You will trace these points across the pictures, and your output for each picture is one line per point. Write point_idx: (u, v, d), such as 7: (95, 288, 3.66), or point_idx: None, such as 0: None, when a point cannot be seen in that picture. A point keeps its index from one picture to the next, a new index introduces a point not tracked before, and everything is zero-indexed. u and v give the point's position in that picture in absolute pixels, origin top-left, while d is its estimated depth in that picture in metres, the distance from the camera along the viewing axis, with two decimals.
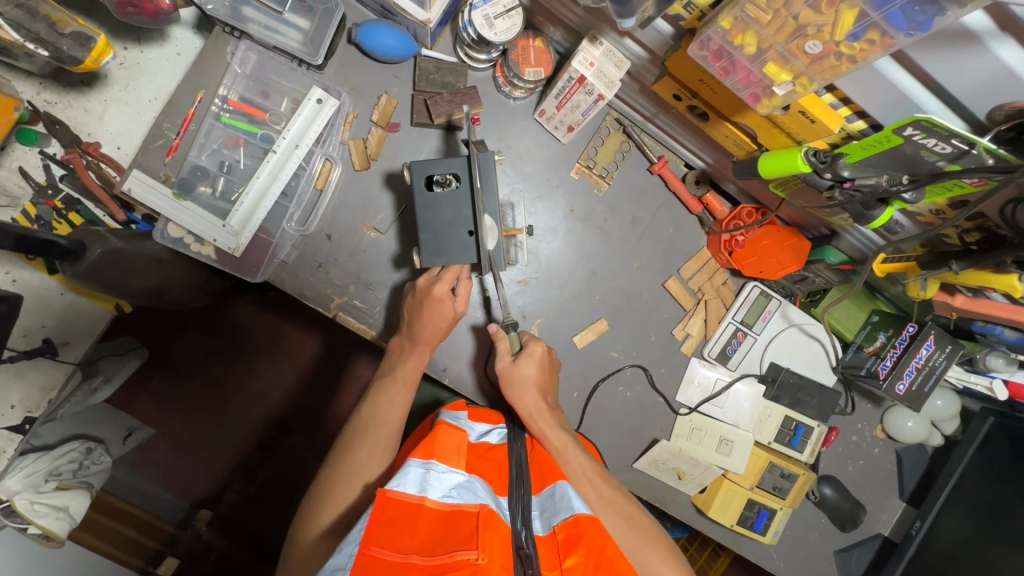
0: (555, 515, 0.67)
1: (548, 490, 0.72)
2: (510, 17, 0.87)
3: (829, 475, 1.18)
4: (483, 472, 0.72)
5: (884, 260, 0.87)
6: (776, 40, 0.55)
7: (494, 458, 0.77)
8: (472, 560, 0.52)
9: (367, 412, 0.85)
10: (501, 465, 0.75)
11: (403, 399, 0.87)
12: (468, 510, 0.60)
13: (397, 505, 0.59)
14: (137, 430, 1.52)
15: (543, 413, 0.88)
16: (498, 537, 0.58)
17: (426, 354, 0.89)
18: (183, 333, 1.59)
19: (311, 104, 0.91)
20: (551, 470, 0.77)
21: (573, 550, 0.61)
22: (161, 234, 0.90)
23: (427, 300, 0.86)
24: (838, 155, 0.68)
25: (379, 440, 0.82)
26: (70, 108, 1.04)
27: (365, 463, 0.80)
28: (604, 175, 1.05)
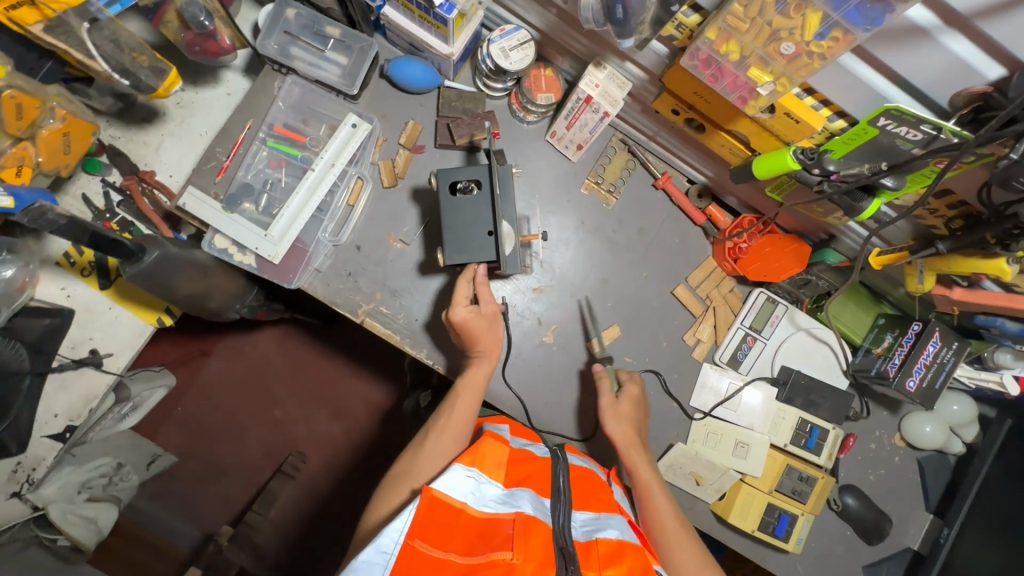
0: (596, 531, 0.69)
1: (590, 511, 0.73)
2: (524, 49, 0.99)
3: (850, 484, 1.17)
4: (525, 476, 0.74)
5: (880, 253, 0.91)
6: (756, 46, 0.64)
7: (535, 465, 0.78)
8: (507, 559, 0.57)
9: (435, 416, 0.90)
10: (543, 472, 0.76)
11: (467, 405, 0.91)
12: (505, 517, 0.64)
13: (439, 505, 0.65)
14: (160, 457, 1.56)
15: (634, 445, 0.97)
16: (539, 538, 0.62)
17: (486, 366, 0.95)
18: (211, 363, 1.67)
19: (347, 128, 1.02)
20: (593, 494, 0.79)
21: (614, 564, 0.63)
22: (209, 244, 1.00)
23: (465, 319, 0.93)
24: (824, 151, 0.76)
25: (443, 441, 0.87)
26: (131, 142, 1.19)
27: (428, 462, 0.85)
28: (612, 190, 1.13)
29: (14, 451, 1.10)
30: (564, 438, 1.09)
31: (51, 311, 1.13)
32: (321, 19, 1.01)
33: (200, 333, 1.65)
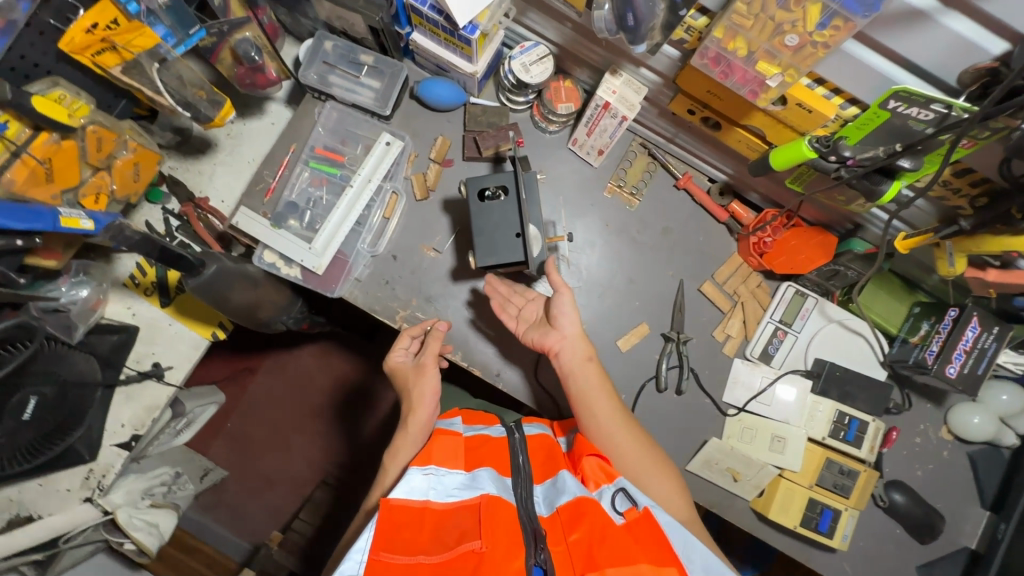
0: (556, 497, 0.75)
1: (547, 479, 0.80)
2: (544, 63, 1.05)
3: (897, 480, 1.14)
4: (484, 459, 0.81)
5: (905, 237, 0.90)
6: (761, 40, 0.67)
7: (493, 447, 0.84)
8: (475, 549, 0.66)
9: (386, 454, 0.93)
10: (500, 450, 0.83)
11: (430, 378, 0.96)
12: (469, 504, 0.72)
13: (405, 510, 0.71)
14: (213, 470, 1.65)
15: (578, 334, 0.98)
16: (502, 520, 0.70)
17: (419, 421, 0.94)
18: (257, 380, 1.75)
19: (381, 146, 1.09)
20: (551, 455, 0.85)
21: (576, 526, 0.71)
22: (259, 259, 1.09)
23: (400, 367, 1.01)
24: (838, 138, 0.78)
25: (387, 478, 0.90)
26: (188, 172, 1.31)
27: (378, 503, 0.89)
28: (634, 192, 1.17)
29: (88, 458, 1.18)
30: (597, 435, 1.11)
31: (119, 328, 1.22)
32: (356, 48, 1.09)
33: (246, 351, 1.73)
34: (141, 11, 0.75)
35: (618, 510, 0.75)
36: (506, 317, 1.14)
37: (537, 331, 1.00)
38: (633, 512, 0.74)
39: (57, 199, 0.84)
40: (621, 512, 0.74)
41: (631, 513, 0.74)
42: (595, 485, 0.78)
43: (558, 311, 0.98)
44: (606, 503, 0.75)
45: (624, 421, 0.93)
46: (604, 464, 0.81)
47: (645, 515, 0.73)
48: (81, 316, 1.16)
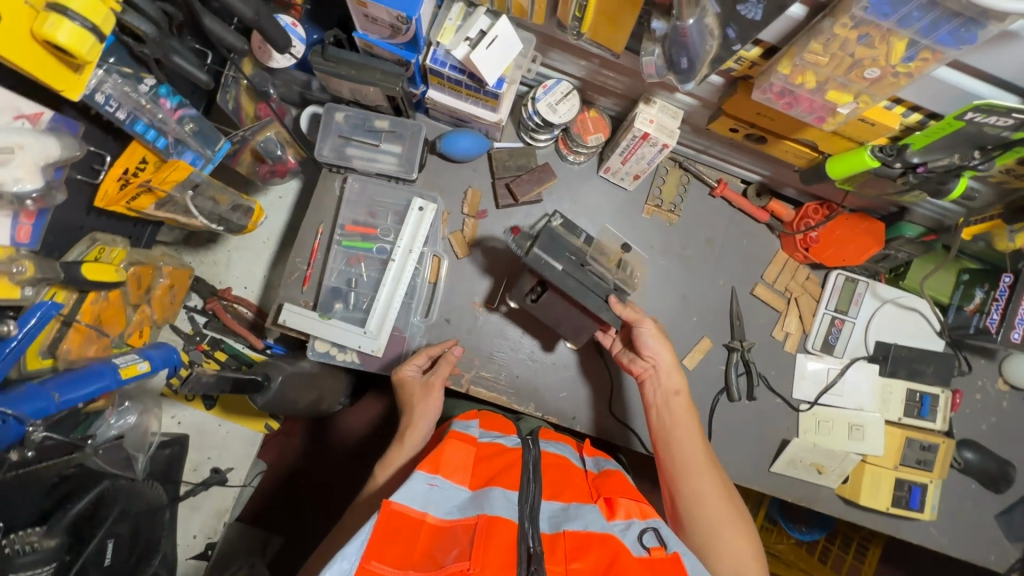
0: (565, 521, 0.70)
1: (561, 503, 0.75)
2: (569, 99, 1.01)
3: (966, 439, 1.18)
4: (496, 473, 0.76)
5: (968, 225, 0.93)
6: (835, 74, 0.65)
7: (507, 459, 0.80)
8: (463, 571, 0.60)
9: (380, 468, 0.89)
10: (513, 464, 0.78)
11: (433, 399, 0.95)
12: (468, 521, 0.67)
13: (397, 519, 0.65)
14: None
15: (668, 367, 0.97)
16: (504, 537, 0.65)
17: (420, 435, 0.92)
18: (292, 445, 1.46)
19: (415, 212, 1.05)
20: (568, 483, 0.80)
21: (580, 556, 0.65)
22: (313, 351, 1.04)
23: (408, 383, 0.99)
24: (903, 146, 0.77)
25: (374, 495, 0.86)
26: (204, 265, 1.25)
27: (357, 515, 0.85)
28: (673, 209, 1.15)
29: None
30: None
31: (170, 440, 1.17)
32: (369, 115, 1.03)
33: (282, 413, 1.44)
34: (170, 144, 0.76)
35: (644, 545, 0.70)
36: (570, 358, 1.12)
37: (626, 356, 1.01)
38: (659, 552, 0.69)
39: (108, 347, 0.82)
40: (646, 547, 0.70)
41: (656, 552, 0.69)
42: (625, 517, 0.74)
43: (651, 345, 0.96)
44: (630, 539, 0.70)
45: (713, 458, 0.89)
46: (640, 507, 0.77)
47: (673, 560, 0.68)
48: (137, 445, 1.07)
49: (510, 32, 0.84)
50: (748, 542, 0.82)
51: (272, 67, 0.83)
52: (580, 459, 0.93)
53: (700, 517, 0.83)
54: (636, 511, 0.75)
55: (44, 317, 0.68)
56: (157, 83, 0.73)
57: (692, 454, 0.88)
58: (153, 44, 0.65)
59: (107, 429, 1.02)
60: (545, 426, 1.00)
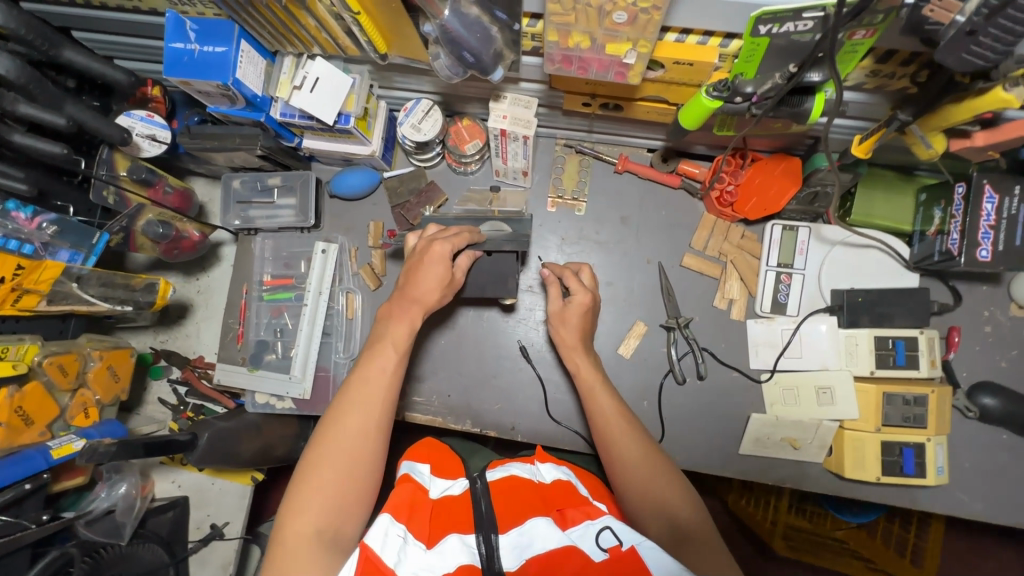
0: (526, 548, 0.69)
1: (516, 526, 0.71)
2: (431, 115, 1.01)
3: (981, 382, 0.99)
4: (447, 518, 0.73)
5: (861, 139, 0.76)
6: (596, 28, 0.62)
7: (453, 503, 0.76)
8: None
9: (355, 388, 0.82)
10: (463, 501, 0.76)
11: (402, 330, 0.86)
12: None
13: (373, 571, 0.63)
14: None
15: (577, 349, 0.96)
16: None
17: (416, 317, 0.86)
18: None
19: (319, 255, 1.09)
20: (521, 498, 0.76)
21: None
22: (253, 405, 1.12)
23: (436, 259, 0.85)
24: (734, 78, 0.70)
25: (368, 414, 0.80)
26: (177, 339, 1.38)
27: (353, 444, 0.77)
28: (578, 196, 1.10)
29: None
30: None
31: (170, 504, 1.28)
32: (261, 175, 1.10)
33: None
34: (38, 247, 0.78)
35: (601, 548, 0.68)
36: (500, 367, 1.10)
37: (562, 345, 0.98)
38: (618, 549, 0.67)
39: (46, 433, 0.89)
40: (605, 548, 0.68)
41: (615, 552, 0.67)
42: (579, 523, 0.72)
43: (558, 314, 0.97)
44: (588, 547, 0.68)
45: (637, 431, 0.86)
46: (588, 510, 0.74)
47: (631, 553, 0.65)
48: (126, 513, 1.18)
49: (332, 73, 0.87)
50: (681, 489, 0.78)
51: (144, 156, 0.93)
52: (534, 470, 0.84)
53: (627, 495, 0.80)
54: (588, 513, 0.73)
55: None
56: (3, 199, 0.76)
57: (612, 425, 0.86)
58: None
59: (97, 502, 1.15)
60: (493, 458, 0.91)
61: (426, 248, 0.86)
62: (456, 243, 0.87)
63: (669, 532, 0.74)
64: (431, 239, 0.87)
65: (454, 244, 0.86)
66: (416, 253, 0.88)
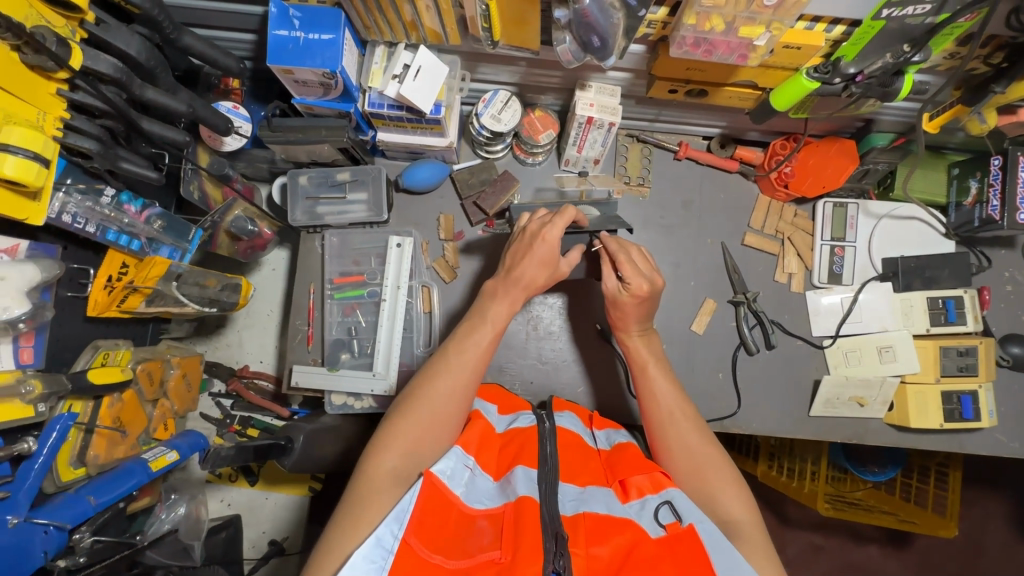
0: (583, 503, 0.73)
1: (576, 485, 0.76)
2: (511, 106, 1.03)
3: (1010, 334, 1.11)
4: (515, 456, 0.78)
5: (931, 117, 0.87)
6: (738, 11, 0.67)
7: (522, 441, 0.81)
8: (496, 559, 0.63)
9: (450, 352, 0.84)
10: (531, 442, 0.80)
11: (504, 308, 0.88)
12: (496, 512, 0.70)
13: (437, 492, 0.69)
14: None
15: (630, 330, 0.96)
16: (531, 519, 0.65)
17: (518, 297, 0.88)
18: None
19: (394, 250, 1.08)
20: (579, 459, 0.82)
21: (605, 540, 0.67)
22: (330, 405, 1.08)
23: (548, 241, 0.86)
24: (836, 60, 0.77)
25: (461, 377, 0.82)
26: (219, 349, 1.31)
27: (443, 400, 0.79)
28: (642, 182, 1.15)
29: None
30: (717, 421, 1.09)
31: (223, 524, 1.21)
32: (330, 171, 1.07)
33: None
34: (144, 244, 0.74)
35: (659, 522, 0.70)
36: (578, 350, 1.13)
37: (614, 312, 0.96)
38: (674, 527, 0.68)
39: (135, 446, 0.83)
40: (662, 525, 0.69)
41: (672, 528, 0.68)
42: (639, 496, 0.74)
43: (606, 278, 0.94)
44: (646, 520, 0.70)
45: (687, 415, 0.87)
46: (651, 478, 0.76)
47: (689, 533, 0.67)
48: (191, 534, 1.13)
49: (432, 61, 0.87)
50: (731, 476, 0.80)
51: (225, 150, 0.89)
52: (589, 436, 0.92)
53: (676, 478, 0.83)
54: (650, 486, 0.75)
55: (63, 430, 0.68)
56: (117, 190, 0.69)
57: (669, 415, 0.87)
58: (100, 158, 0.62)
59: (159, 524, 1.07)
60: (555, 398, 1.00)
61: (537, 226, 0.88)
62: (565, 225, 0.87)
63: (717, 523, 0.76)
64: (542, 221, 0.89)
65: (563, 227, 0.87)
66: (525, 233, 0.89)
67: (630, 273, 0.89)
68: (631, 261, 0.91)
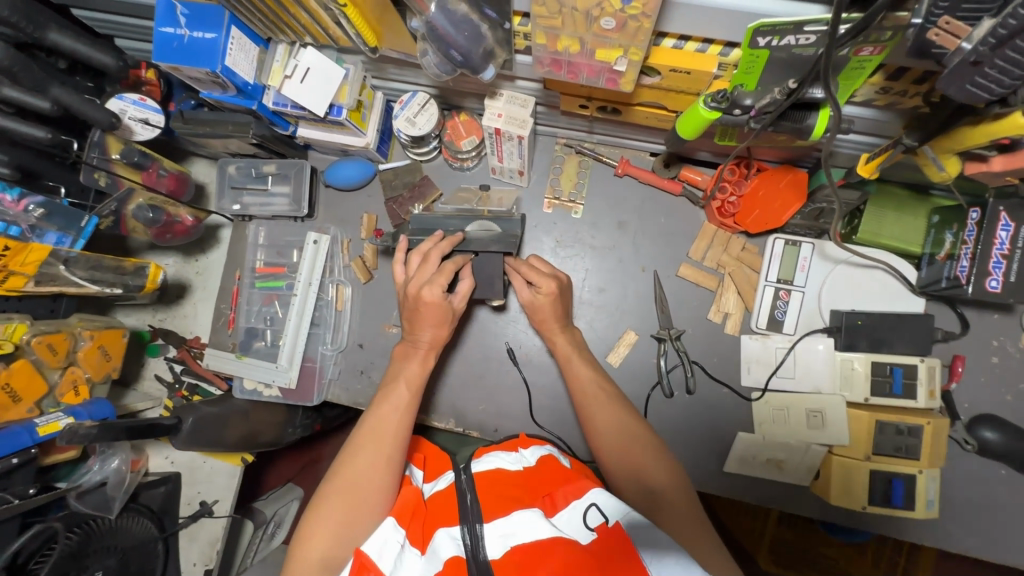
0: (511, 536, 0.69)
1: (501, 516, 0.72)
2: (427, 110, 0.99)
3: (982, 414, 0.95)
4: (438, 518, 0.75)
5: (868, 159, 0.73)
6: (583, 33, 0.58)
7: (442, 500, 0.78)
8: None
9: (369, 423, 0.84)
10: (449, 497, 0.77)
11: (418, 369, 0.90)
12: None
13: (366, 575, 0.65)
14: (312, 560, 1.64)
15: (553, 323, 0.98)
16: None
17: (427, 353, 0.90)
18: (323, 464, 1.78)
19: (310, 246, 1.07)
20: (504, 491, 0.77)
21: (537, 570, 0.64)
22: (241, 389, 1.12)
23: (432, 303, 0.85)
24: (734, 89, 0.65)
25: (380, 453, 0.80)
26: (175, 318, 1.40)
27: (364, 478, 0.77)
28: (574, 199, 1.08)
29: None
30: None
31: (162, 479, 1.27)
32: (256, 162, 1.09)
33: (304, 444, 1.78)
34: (25, 229, 0.80)
35: (589, 527, 0.70)
36: (486, 367, 1.09)
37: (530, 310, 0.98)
38: (604, 528, 0.68)
39: (32, 410, 0.91)
40: (591, 530, 0.69)
41: (602, 530, 0.68)
42: (566, 504, 0.74)
43: (526, 293, 0.97)
44: (576, 529, 0.70)
45: (613, 400, 0.88)
46: (570, 488, 0.76)
47: (616, 531, 0.67)
48: (117, 488, 1.19)
49: (325, 63, 0.86)
50: (662, 458, 0.80)
51: (138, 139, 0.93)
52: (514, 456, 0.87)
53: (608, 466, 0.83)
54: (574, 494, 0.75)
55: None
56: None
57: (586, 397, 0.90)
58: None
59: (89, 475, 1.16)
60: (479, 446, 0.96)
61: (422, 258, 0.89)
62: (445, 280, 0.86)
63: (643, 495, 0.77)
64: (420, 279, 0.87)
65: (443, 282, 0.86)
66: (408, 299, 0.88)
67: (534, 275, 0.95)
68: (533, 267, 0.96)
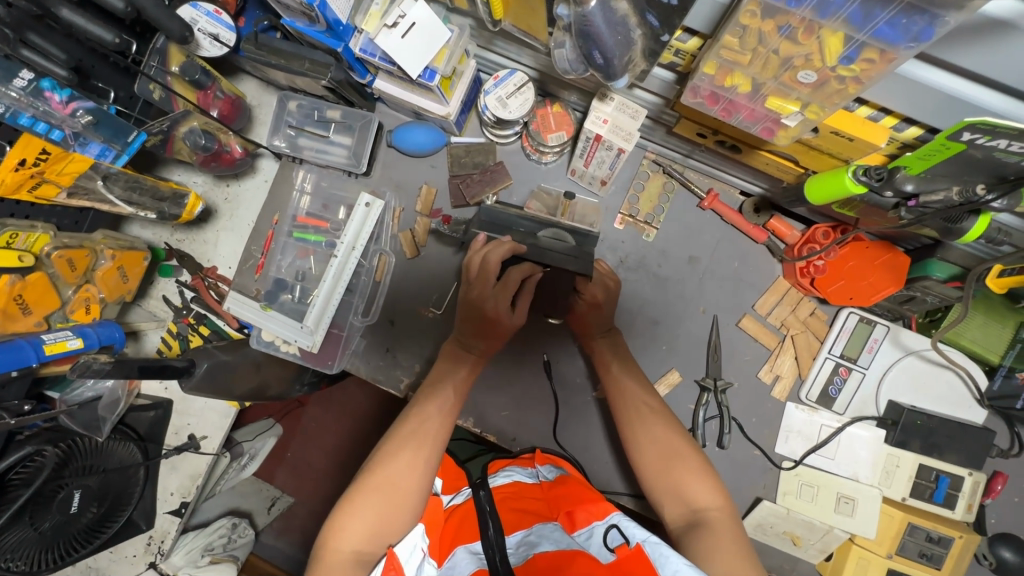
0: (534, 546, 0.65)
1: (521, 530, 0.69)
2: (522, 93, 0.89)
3: (1004, 532, 0.93)
4: (458, 532, 0.70)
5: (1000, 273, 0.74)
6: (766, 76, 0.51)
7: (462, 517, 0.73)
8: None
9: (413, 420, 0.80)
10: (468, 513, 0.72)
11: (466, 375, 0.88)
12: None
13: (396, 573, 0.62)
14: (280, 499, 1.51)
15: (599, 330, 0.93)
16: None
17: (475, 358, 0.89)
18: (308, 410, 1.54)
19: (361, 208, 0.98)
20: (525, 506, 0.74)
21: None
22: (258, 340, 1.02)
23: (499, 316, 0.86)
24: (895, 168, 0.58)
25: (419, 452, 0.77)
26: (193, 242, 1.09)
27: (402, 476, 0.74)
28: (650, 221, 1.00)
29: (144, 526, 1.13)
30: (632, 498, 0.98)
31: (152, 404, 1.11)
32: (321, 104, 1.01)
33: None
34: (68, 136, 0.71)
35: (609, 548, 0.63)
36: (517, 374, 1.01)
37: (570, 312, 0.94)
38: (624, 549, 0.62)
39: (41, 325, 0.85)
40: (612, 549, 0.63)
41: (621, 551, 0.62)
42: (587, 523, 0.68)
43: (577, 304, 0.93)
44: (594, 547, 0.64)
45: (654, 412, 0.86)
46: (594, 509, 0.70)
47: (638, 552, 0.60)
48: (108, 408, 1.05)
49: (431, 19, 0.77)
50: (706, 474, 0.78)
51: (202, 55, 0.82)
52: (532, 472, 0.85)
53: (649, 483, 0.81)
54: (596, 514, 0.69)
55: None
56: (37, 75, 0.67)
57: (633, 413, 0.86)
58: None
59: (81, 390, 1.03)
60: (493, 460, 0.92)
61: (482, 263, 0.85)
62: (509, 295, 0.86)
63: (687, 516, 0.75)
64: (475, 283, 0.86)
65: (507, 298, 0.86)
66: (465, 301, 0.89)
67: (583, 282, 0.90)
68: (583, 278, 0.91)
